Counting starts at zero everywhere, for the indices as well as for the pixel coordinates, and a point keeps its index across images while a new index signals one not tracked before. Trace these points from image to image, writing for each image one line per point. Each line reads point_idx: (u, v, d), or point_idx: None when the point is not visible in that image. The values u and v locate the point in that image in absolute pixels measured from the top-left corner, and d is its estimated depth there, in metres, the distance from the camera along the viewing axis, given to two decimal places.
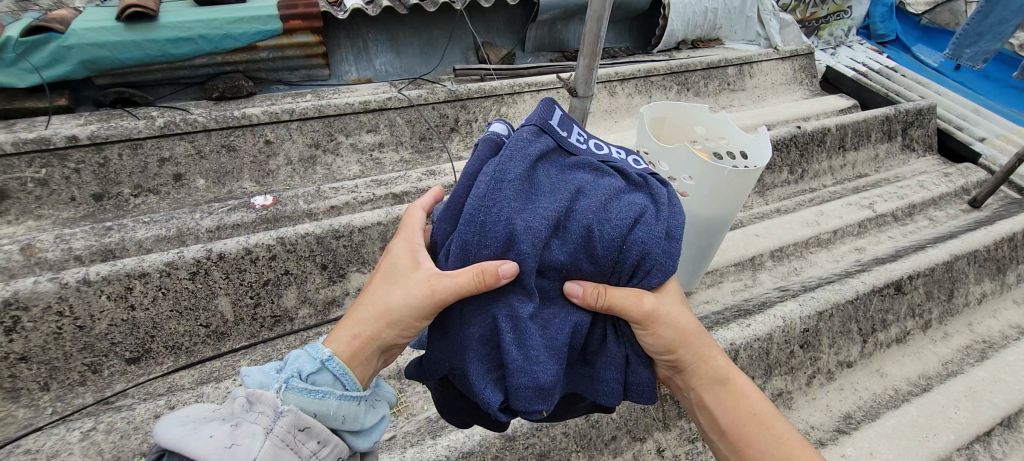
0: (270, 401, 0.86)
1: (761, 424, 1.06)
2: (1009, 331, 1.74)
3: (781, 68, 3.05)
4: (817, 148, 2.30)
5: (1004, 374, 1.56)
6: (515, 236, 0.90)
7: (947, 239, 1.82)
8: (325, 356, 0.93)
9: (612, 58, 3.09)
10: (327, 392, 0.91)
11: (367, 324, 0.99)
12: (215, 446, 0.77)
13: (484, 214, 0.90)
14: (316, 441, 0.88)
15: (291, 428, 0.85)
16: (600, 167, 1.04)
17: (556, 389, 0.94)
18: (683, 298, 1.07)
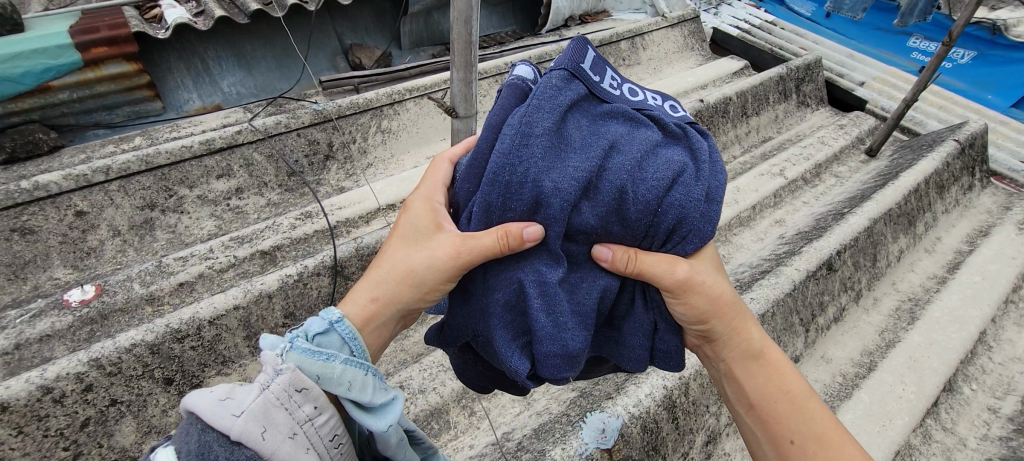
0: (270, 355, 0.72)
1: (794, 402, 1.02)
2: (929, 284, 1.75)
3: (672, 36, 2.95)
4: (722, 119, 2.21)
5: (937, 334, 1.54)
6: (542, 195, 0.92)
7: (862, 199, 1.79)
8: (335, 318, 0.89)
9: (499, 46, 2.85)
10: (329, 353, 0.79)
11: (389, 287, 1.04)
12: (207, 400, 0.63)
13: (512, 173, 0.92)
14: (313, 405, 0.71)
15: (287, 390, 0.69)
16: (635, 117, 1.02)
17: (580, 357, 1.00)
18: (721, 268, 1.08)
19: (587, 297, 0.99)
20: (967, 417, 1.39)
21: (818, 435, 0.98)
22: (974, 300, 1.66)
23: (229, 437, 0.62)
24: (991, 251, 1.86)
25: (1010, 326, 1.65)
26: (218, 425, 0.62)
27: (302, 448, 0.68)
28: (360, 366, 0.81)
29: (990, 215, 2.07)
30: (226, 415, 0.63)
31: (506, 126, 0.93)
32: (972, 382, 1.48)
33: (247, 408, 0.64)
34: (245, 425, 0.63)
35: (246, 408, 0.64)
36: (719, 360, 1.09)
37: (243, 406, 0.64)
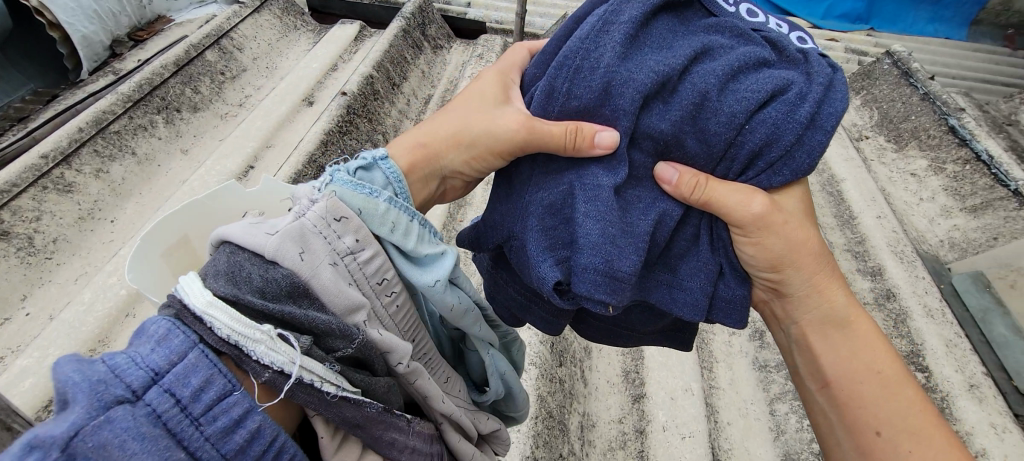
0: (313, 186, 0.77)
1: (882, 376, 0.95)
2: None
3: (265, 20, 2.39)
4: (377, 102, 1.90)
5: None
6: (611, 73, 0.90)
7: None
8: (382, 160, 0.89)
9: (21, 122, 1.87)
10: (370, 190, 0.80)
11: (441, 144, 1.04)
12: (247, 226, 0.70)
13: (588, 49, 0.91)
14: (354, 238, 0.74)
15: (325, 217, 0.73)
16: (746, 36, 0.96)
17: (628, 285, 0.89)
18: (812, 212, 1.02)
19: (643, 218, 0.92)
20: None
21: (901, 413, 0.91)
22: None
23: (264, 256, 0.67)
24: None
25: None
26: (256, 244, 0.67)
27: (341, 277, 0.72)
28: (401, 207, 0.82)
29: None
30: (262, 235, 0.68)
31: (592, 17, 0.95)
32: None
33: (285, 230, 0.69)
34: (279, 246, 0.67)
35: (282, 229, 0.69)
36: (791, 323, 1.06)
37: (279, 228, 0.69)
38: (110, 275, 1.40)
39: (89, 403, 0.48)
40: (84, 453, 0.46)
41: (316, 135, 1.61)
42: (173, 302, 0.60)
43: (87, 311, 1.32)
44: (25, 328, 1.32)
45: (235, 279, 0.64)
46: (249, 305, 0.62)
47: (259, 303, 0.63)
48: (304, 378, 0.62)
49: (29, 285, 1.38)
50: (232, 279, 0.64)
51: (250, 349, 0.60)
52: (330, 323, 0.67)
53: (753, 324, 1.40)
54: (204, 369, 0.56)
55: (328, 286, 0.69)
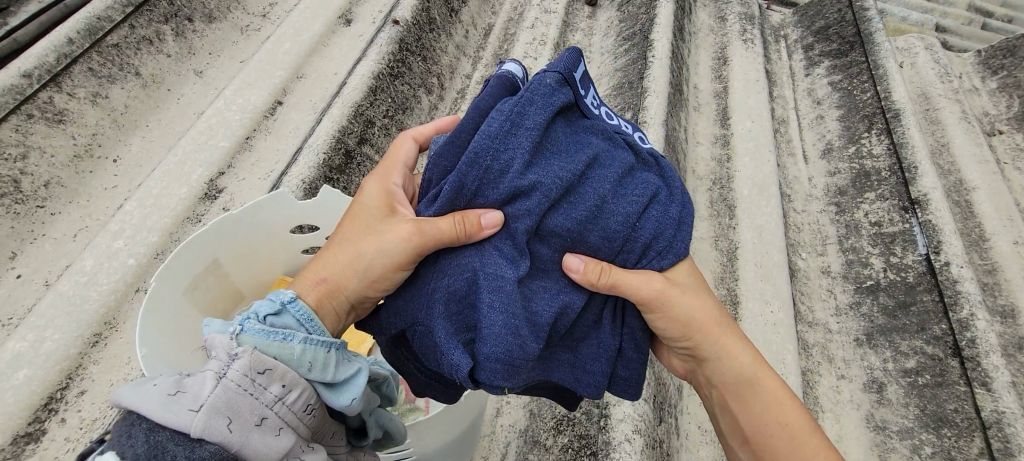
0: (227, 337, 0.66)
1: (792, 428, 0.79)
2: (718, 152, 1.61)
3: None
4: (433, 34, 1.55)
5: (758, 219, 1.42)
6: (509, 180, 0.74)
7: (639, 91, 1.44)
8: (289, 300, 0.75)
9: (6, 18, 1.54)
10: (288, 334, 0.70)
11: (338, 268, 0.83)
12: (158, 392, 0.57)
13: (491, 151, 0.73)
14: (281, 385, 0.65)
15: (248, 375, 0.62)
16: (616, 137, 0.83)
17: (525, 373, 0.76)
18: (703, 280, 0.86)
19: (547, 308, 0.76)
20: (816, 296, 1.35)
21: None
22: (761, 154, 1.56)
23: (186, 437, 0.55)
24: (741, 82, 1.78)
25: (789, 160, 1.63)
26: (179, 422, 0.55)
27: (271, 433, 0.62)
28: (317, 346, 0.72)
29: (715, 34, 1.97)
30: (181, 412, 0.56)
31: (495, 111, 0.75)
32: (799, 250, 1.43)
33: (210, 398, 0.58)
34: (210, 421, 0.57)
35: (206, 400, 0.58)
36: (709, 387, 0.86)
37: (203, 398, 0.58)
38: (115, 238, 1.16)
39: None
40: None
41: (363, 79, 1.30)
42: None
43: (89, 283, 1.09)
44: (16, 294, 1.11)
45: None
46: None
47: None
48: None
49: (19, 240, 1.16)
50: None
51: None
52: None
53: (870, 371, 1.19)
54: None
55: (261, 448, 0.60)
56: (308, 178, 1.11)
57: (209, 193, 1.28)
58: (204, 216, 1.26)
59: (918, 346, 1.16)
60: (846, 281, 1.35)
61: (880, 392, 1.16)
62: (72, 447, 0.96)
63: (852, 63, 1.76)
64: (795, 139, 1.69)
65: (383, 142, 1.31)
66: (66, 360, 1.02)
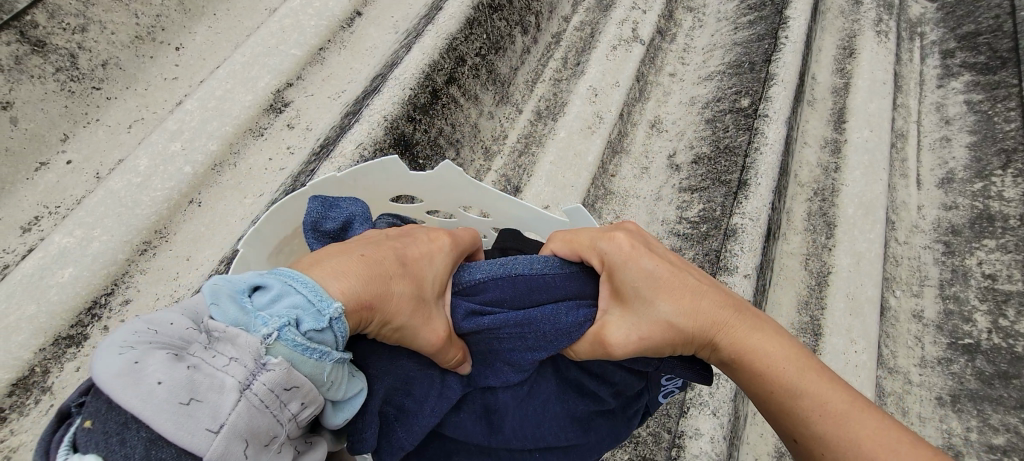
0: (254, 339, 0.45)
1: (847, 416, 0.54)
2: (825, 159, 1.45)
3: None
4: None
5: (859, 245, 1.27)
6: (526, 348, 0.66)
7: (761, 77, 1.27)
8: (339, 313, 0.50)
9: None
10: (325, 348, 0.49)
11: (392, 293, 0.56)
12: (163, 399, 0.40)
13: (547, 336, 0.65)
14: (301, 404, 0.48)
15: (274, 389, 0.45)
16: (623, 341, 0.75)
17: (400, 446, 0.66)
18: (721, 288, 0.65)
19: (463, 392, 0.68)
20: (901, 342, 1.23)
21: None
22: (875, 169, 1.39)
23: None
24: (865, 83, 1.57)
25: (900, 182, 1.46)
26: (184, 442, 0.40)
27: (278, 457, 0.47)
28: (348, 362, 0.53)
29: (845, 18, 1.73)
30: (194, 434, 0.40)
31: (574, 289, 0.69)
32: (893, 286, 1.30)
33: (231, 416, 0.42)
34: (227, 444, 0.42)
35: (225, 419, 0.42)
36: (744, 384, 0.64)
37: (223, 415, 0.42)
38: (172, 138, 1.06)
39: None
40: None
41: (462, 7, 1.13)
42: None
43: (142, 186, 1.01)
44: (65, 182, 1.04)
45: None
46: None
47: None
48: None
49: (72, 121, 1.07)
50: None
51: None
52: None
53: (947, 435, 1.10)
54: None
55: None
56: (391, 116, 1.00)
57: (275, 105, 1.17)
58: (267, 129, 1.15)
59: (1011, 423, 1.06)
60: (939, 332, 1.23)
61: None
62: None
63: (1000, 83, 1.49)
64: (912, 158, 1.50)
65: (471, 84, 1.17)
66: (113, 265, 0.95)
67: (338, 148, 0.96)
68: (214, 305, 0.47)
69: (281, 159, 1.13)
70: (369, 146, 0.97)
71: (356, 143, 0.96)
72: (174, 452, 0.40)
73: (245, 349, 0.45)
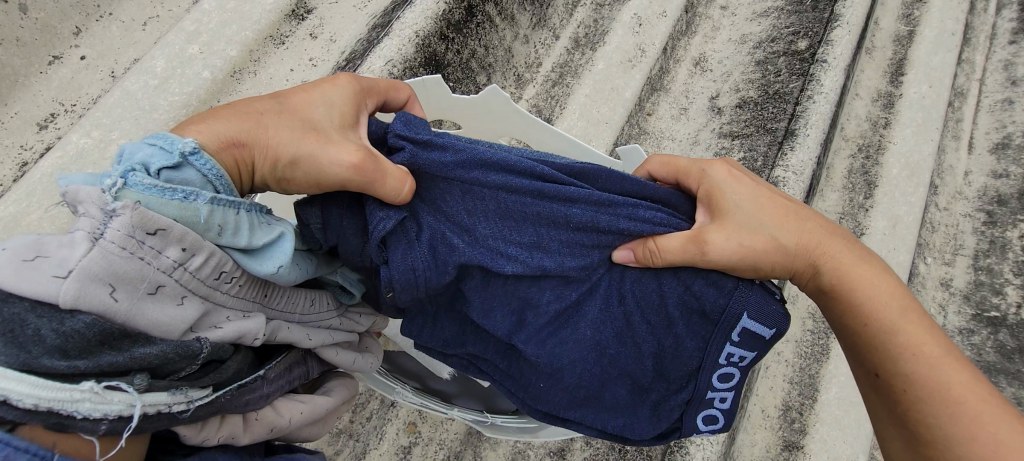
0: (94, 189, 0.42)
1: (942, 367, 0.55)
2: (876, 114, 1.36)
3: None
4: None
5: (899, 208, 1.22)
6: (588, 229, 0.59)
7: (824, 17, 1.17)
8: (191, 148, 0.48)
9: None
10: (187, 189, 0.46)
11: (268, 136, 0.53)
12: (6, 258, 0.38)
13: (613, 229, 0.60)
14: (180, 249, 0.45)
15: (133, 234, 0.42)
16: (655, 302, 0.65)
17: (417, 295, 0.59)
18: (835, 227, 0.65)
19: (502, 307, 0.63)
20: (925, 308, 1.20)
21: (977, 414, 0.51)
22: (928, 128, 1.30)
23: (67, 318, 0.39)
24: (932, 32, 1.44)
25: (950, 144, 1.37)
26: (36, 292, 0.38)
27: (172, 301, 0.45)
28: (234, 204, 0.49)
29: None
30: (40, 282, 0.38)
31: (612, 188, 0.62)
32: (924, 252, 1.26)
33: (81, 260, 0.39)
34: (86, 288, 0.39)
35: (76, 265, 0.39)
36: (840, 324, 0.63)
37: (73, 261, 0.39)
38: (190, 40, 1.00)
39: None
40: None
41: None
42: None
43: (159, 88, 0.96)
44: (80, 79, 0.99)
45: (19, 339, 0.38)
46: (50, 368, 0.39)
47: (62, 366, 0.39)
48: (152, 410, 0.44)
49: (84, 14, 1.01)
50: (14, 341, 0.38)
51: (71, 410, 0.40)
52: (166, 352, 0.44)
53: None
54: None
55: (161, 318, 0.43)
56: (423, 32, 0.93)
57: (297, 12, 1.09)
58: (288, 37, 1.08)
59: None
60: (965, 301, 1.19)
61: None
62: None
63: None
64: (969, 118, 1.39)
65: (508, 3, 1.08)
66: None
67: (366, 63, 0.90)
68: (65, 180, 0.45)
69: (304, 70, 1.06)
70: (399, 63, 0.91)
71: (385, 59, 0.90)
72: (28, 308, 0.39)
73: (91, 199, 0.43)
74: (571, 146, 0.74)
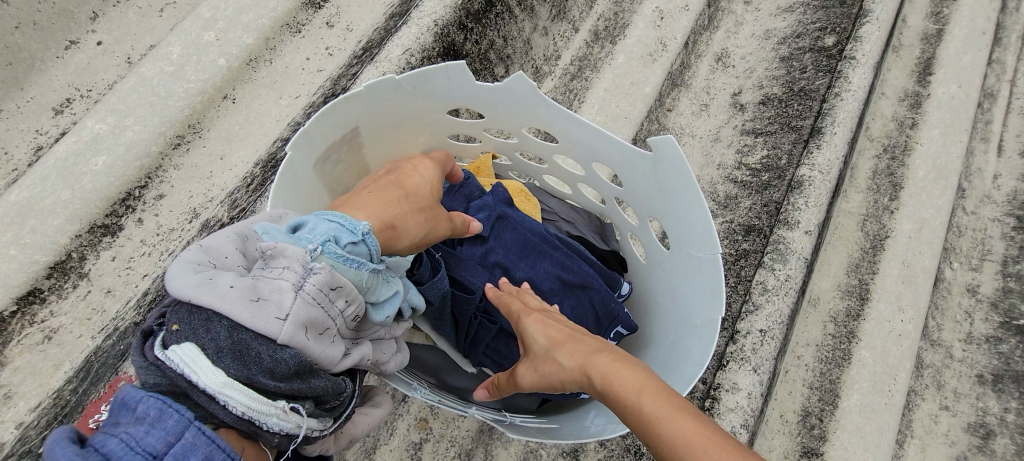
0: (299, 252, 0.45)
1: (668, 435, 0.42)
2: (902, 114, 1.32)
3: None
4: None
5: (925, 211, 1.18)
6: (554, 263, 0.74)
7: (852, 13, 1.13)
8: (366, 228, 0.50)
9: None
10: (363, 258, 0.49)
11: (409, 215, 0.56)
12: (235, 298, 0.41)
13: (564, 265, 0.74)
14: (347, 303, 0.48)
15: (322, 289, 0.45)
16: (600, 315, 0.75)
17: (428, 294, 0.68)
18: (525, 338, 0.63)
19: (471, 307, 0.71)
20: (949, 315, 1.16)
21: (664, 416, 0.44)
22: (957, 130, 1.26)
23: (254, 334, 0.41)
24: (962, 30, 1.39)
25: (979, 146, 1.32)
26: (258, 326, 0.41)
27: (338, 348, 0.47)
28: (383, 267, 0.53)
29: None
30: (260, 323, 0.41)
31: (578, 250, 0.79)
32: (950, 257, 1.22)
33: (293, 306, 0.42)
34: (297, 331, 0.42)
35: (289, 310, 0.42)
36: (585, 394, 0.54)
37: (287, 305, 0.42)
38: (206, 26, 0.98)
39: None
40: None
41: None
42: (170, 375, 0.39)
43: (175, 75, 0.95)
44: (96, 64, 0.98)
45: (244, 357, 0.40)
46: (262, 385, 0.41)
47: (270, 384, 0.41)
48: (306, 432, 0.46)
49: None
50: (241, 359, 0.40)
51: (262, 423, 0.41)
52: (327, 385, 0.46)
53: (981, 413, 1.06)
54: (206, 445, 0.37)
55: (330, 363, 0.46)
56: (441, 20, 0.91)
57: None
58: (305, 26, 1.07)
59: None
60: (993, 308, 1.14)
61: (985, 440, 1.03)
62: (148, 251, 0.90)
63: None
64: (999, 119, 1.34)
65: None
66: (147, 158, 0.92)
67: (384, 52, 0.89)
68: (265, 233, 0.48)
69: (319, 60, 1.05)
70: (417, 52, 0.89)
71: (403, 48, 0.89)
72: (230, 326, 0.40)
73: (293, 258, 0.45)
74: (595, 137, 0.71)
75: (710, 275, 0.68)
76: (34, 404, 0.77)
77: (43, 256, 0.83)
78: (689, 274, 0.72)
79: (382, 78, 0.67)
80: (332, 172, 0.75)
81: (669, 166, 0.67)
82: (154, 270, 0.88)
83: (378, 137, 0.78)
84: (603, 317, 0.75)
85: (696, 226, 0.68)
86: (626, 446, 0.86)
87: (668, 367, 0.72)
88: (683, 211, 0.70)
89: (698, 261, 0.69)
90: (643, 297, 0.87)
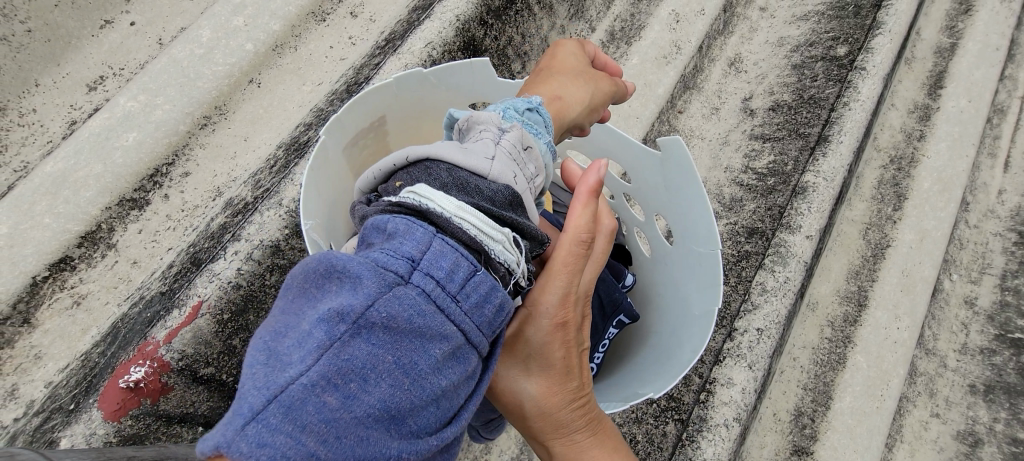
0: (491, 118, 0.59)
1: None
2: (910, 125, 1.34)
3: None
4: None
5: (927, 222, 1.21)
6: None
7: (865, 24, 1.14)
8: (534, 105, 0.66)
9: None
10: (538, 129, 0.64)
11: (557, 89, 0.73)
12: (454, 148, 0.54)
13: None
14: (534, 170, 0.59)
15: (513, 145, 0.57)
16: (606, 303, 0.79)
17: None
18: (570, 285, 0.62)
19: None
20: (946, 325, 1.18)
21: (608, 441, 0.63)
22: (964, 144, 1.28)
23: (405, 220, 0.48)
24: (975, 45, 1.40)
25: (986, 161, 1.33)
26: (473, 165, 0.52)
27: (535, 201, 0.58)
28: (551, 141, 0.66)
29: None
30: (478, 157, 0.53)
31: None
32: (950, 268, 1.23)
33: (495, 150, 0.55)
34: (503, 169, 0.53)
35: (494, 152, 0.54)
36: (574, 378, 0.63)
37: (490, 151, 0.54)
38: (235, 11, 1.02)
39: (376, 284, 0.39)
40: (375, 326, 0.38)
41: None
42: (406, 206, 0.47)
43: (204, 58, 0.99)
44: (129, 44, 1.02)
45: (466, 187, 0.50)
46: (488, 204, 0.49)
47: (496, 209, 0.50)
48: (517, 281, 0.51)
49: None
50: (465, 190, 0.50)
51: (491, 248, 0.47)
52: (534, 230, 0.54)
53: (971, 421, 1.08)
54: (451, 253, 0.43)
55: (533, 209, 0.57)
56: (463, 16, 0.94)
57: None
58: (330, 14, 1.10)
59: None
60: (989, 321, 1.16)
61: (973, 448, 1.06)
62: (173, 225, 0.94)
63: None
64: (1007, 135, 1.36)
65: None
66: (175, 136, 0.96)
67: (406, 44, 0.92)
68: (454, 116, 0.63)
69: (342, 48, 1.08)
70: (439, 46, 0.92)
71: (425, 41, 0.92)
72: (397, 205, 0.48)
73: (488, 122, 0.59)
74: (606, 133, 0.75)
75: (711, 269, 0.71)
76: (62, 365, 0.82)
77: (74, 226, 0.88)
78: (691, 269, 0.75)
79: (411, 71, 0.72)
80: (358, 157, 0.78)
81: (676, 166, 0.71)
82: (177, 244, 0.92)
83: (402, 126, 0.81)
84: (608, 305, 0.79)
85: (699, 224, 0.71)
86: (622, 434, 0.89)
87: (666, 354, 0.75)
88: (690, 207, 0.72)
89: (698, 258, 0.73)
90: (647, 288, 0.89)
